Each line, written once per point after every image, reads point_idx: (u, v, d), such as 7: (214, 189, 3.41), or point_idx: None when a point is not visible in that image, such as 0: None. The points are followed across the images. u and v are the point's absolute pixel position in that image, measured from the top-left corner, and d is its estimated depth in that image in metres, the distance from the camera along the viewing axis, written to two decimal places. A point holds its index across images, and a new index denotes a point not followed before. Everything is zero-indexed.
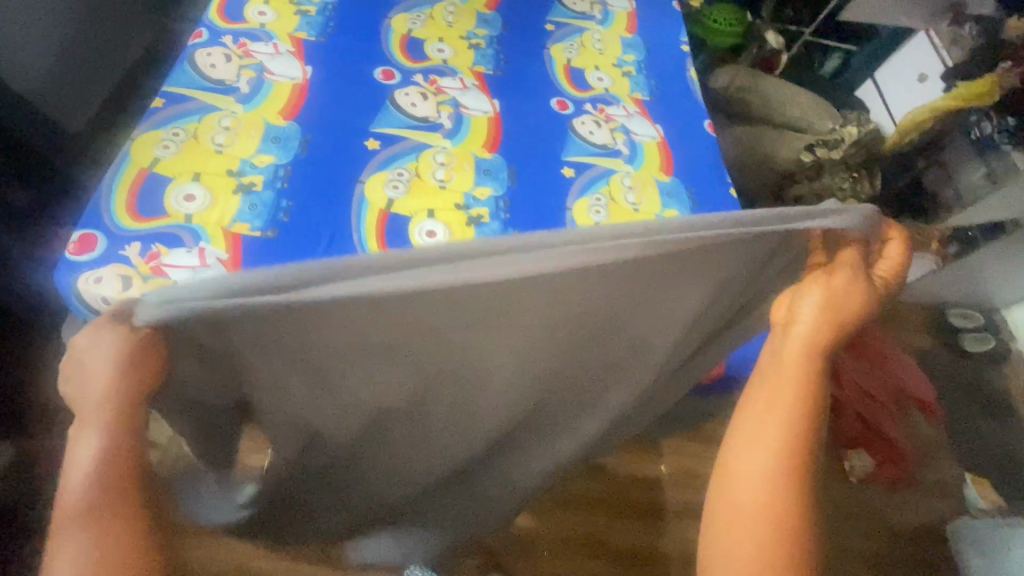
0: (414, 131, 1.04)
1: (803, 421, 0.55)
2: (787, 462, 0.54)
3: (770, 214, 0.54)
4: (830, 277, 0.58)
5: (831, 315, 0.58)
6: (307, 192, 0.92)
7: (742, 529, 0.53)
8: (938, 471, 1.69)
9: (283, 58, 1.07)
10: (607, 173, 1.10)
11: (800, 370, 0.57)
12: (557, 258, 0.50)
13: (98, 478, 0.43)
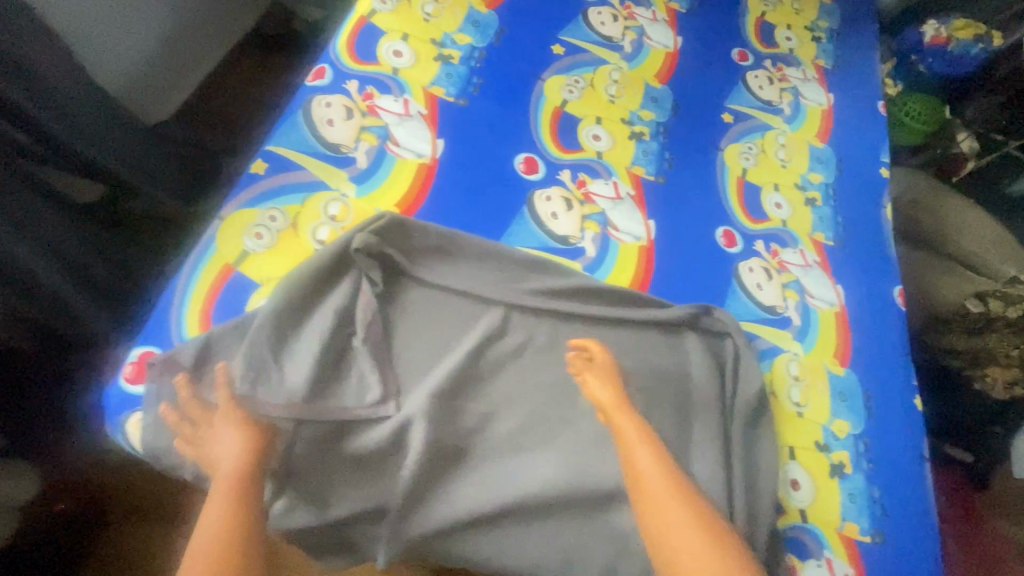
0: (550, 254, 0.83)
1: (656, 451, 0.64)
2: (673, 493, 0.60)
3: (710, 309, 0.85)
4: (590, 366, 0.74)
5: (608, 384, 0.72)
6: (453, 211, 0.83)
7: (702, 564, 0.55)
8: None
9: (412, 123, 0.88)
10: (771, 353, 0.87)
11: (637, 438, 0.66)
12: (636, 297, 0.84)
13: (228, 525, 0.52)
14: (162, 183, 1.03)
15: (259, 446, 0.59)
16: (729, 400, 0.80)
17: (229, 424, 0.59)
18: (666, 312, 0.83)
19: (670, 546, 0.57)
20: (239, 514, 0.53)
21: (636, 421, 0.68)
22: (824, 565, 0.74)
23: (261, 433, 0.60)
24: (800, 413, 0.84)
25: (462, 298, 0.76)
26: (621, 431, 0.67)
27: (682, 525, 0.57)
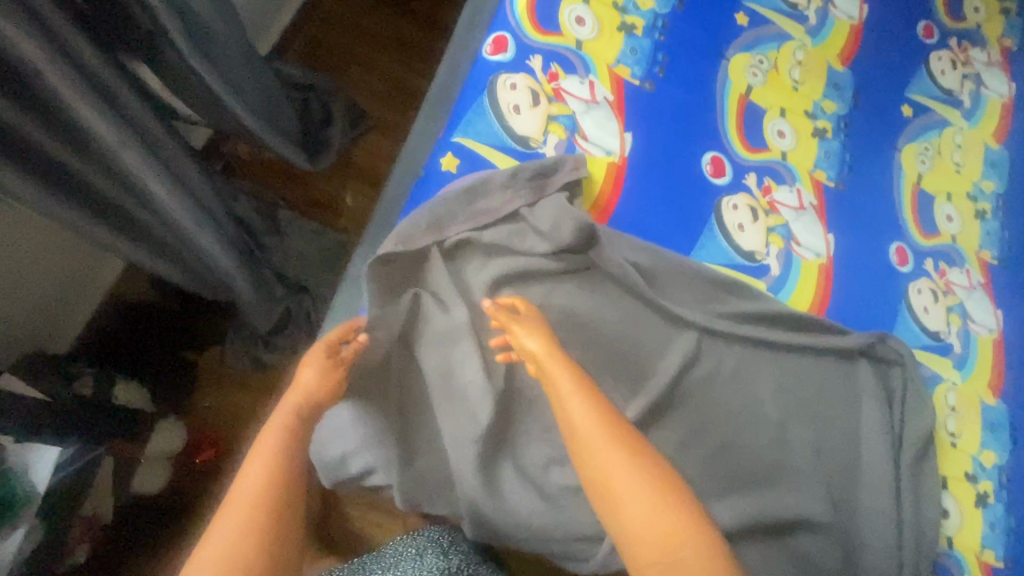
0: (736, 273, 0.80)
1: (592, 402, 0.56)
2: (611, 444, 0.53)
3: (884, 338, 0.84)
4: (511, 317, 0.64)
5: (535, 330, 0.62)
6: (643, 219, 0.78)
7: (635, 508, 0.50)
8: None
9: (599, 112, 0.79)
10: (932, 382, 0.87)
11: (565, 387, 0.57)
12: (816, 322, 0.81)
13: (271, 479, 0.50)
14: (284, 134, 0.94)
15: (326, 390, 0.59)
16: (899, 433, 0.80)
17: (311, 371, 0.59)
18: (844, 341, 0.81)
19: (608, 485, 0.52)
20: (288, 464, 0.52)
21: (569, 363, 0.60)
22: None
23: (324, 390, 0.59)
24: (953, 443, 0.86)
25: (659, 321, 0.74)
26: (551, 381, 0.59)
27: (626, 472, 0.52)
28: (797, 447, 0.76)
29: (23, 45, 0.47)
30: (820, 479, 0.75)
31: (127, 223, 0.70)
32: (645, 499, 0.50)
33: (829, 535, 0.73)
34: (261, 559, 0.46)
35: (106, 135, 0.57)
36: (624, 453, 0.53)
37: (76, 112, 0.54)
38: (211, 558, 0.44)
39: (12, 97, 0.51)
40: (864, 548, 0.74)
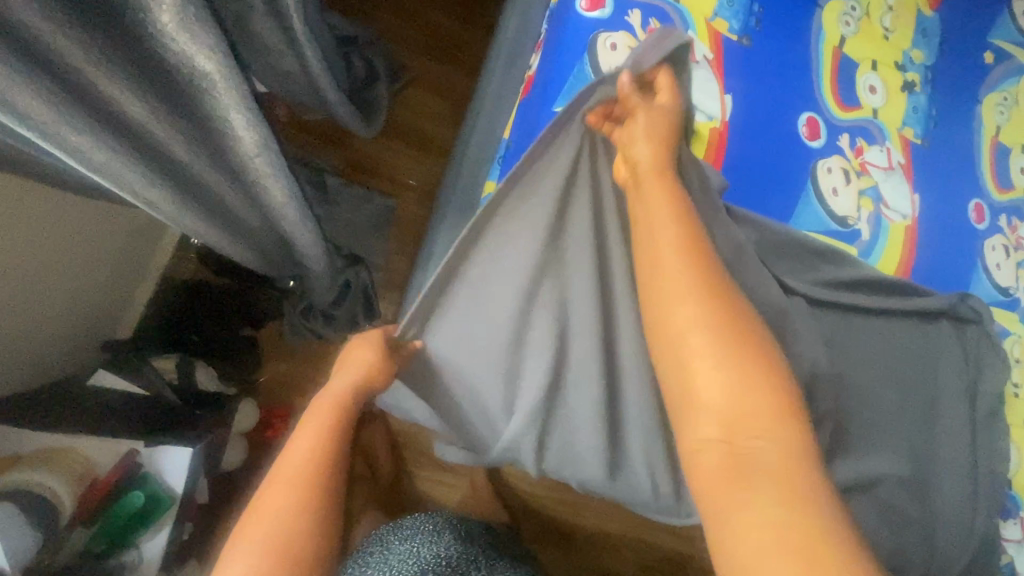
0: (830, 239, 0.79)
1: (692, 259, 0.50)
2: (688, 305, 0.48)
3: (963, 299, 0.85)
4: (622, 129, 0.60)
5: (653, 132, 0.59)
6: (743, 187, 0.76)
7: (701, 379, 0.44)
8: None
9: (699, 73, 0.75)
10: (1001, 336, 0.90)
11: (660, 212, 0.54)
12: (902, 287, 0.82)
13: (320, 458, 0.53)
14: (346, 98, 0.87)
15: (377, 378, 0.61)
16: (974, 387, 0.84)
17: (368, 350, 0.62)
18: (928, 304, 0.82)
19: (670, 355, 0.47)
20: (334, 452, 0.54)
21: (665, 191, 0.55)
22: (1018, 524, 0.86)
23: (374, 376, 0.61)
24: (1016, 393, 0.90)
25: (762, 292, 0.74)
26: (647, 203, 0.55)
27: (701, 332, 0.46)
28: (884, 407, 0.79)
29: (176, 28, 0.38)
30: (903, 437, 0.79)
31: (236, 226, 0.62)
32: (714, 372, 0.44)
33: (912, 487, 0.78)
34: (311, 538, 0.49)
35: (245, 135, 0.48)
36: (699, 316, 0.47)
37: (215, 102, 0.45)
38: (271, 522, 0.49)
39: (149, 96, 0.42)
40: (939, 496, 0.79)
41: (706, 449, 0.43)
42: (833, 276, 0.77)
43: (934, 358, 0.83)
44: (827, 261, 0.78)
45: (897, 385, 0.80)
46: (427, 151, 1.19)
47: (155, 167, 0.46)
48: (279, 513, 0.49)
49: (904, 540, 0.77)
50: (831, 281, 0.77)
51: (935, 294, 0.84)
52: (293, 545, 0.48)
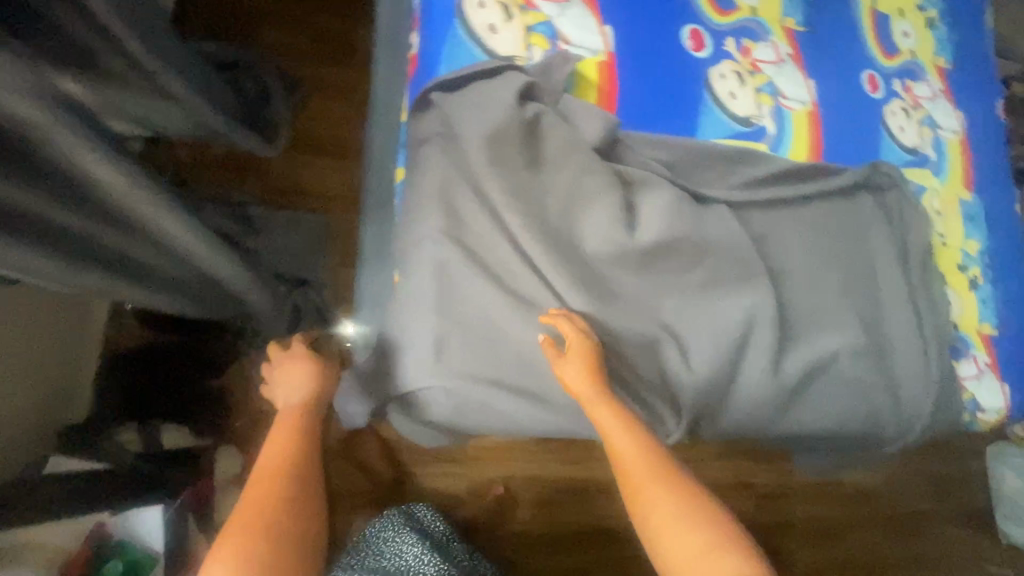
0: (739, 141, 0.81)
1: (643, 448, 0.59)
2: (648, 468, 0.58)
3: (875, 169, 0.89)
4: (561, 356, 0.62)
5: (580, 376, 0.61)
6: (643, 110, 0.77)
7: (681, 538, 0.54)
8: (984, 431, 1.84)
9: (574, 11, 0.75)
10: (919, 193, 0.94)
11: (616, 430, 0.60)
12: (817, 171, 0.85)
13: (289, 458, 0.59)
14: (238, 121, 0.84)
15: (319, 385, 0.68)
16: (903, 246, 0.88)
17: (298, 366, 0.68)
18: (844, 180, 0.86)
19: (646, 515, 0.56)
20: (302, 451, 0.60)
21: (613, 415, 0.60)
22: (972, 361, 0.92)
23: (316, 385, 0.68)
24: (944, 243, 0.95)
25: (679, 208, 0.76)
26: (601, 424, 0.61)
27: (676, 515, 0.55)
28: (828, 286, 0.82)
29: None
30: (852, 309, 0.82)
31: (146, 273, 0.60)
32: (688, 531, 0.54)
33: (867, 355, 0.81)
34: (287, 525, 0.53)
35: (108, 177, 0.46)
36: (674, 492, 0.56)
37: (71, 159, 0.43)
38: (248, 516, 0.53)
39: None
40: (894, 355, 0.84)
41: None
42: (747, 176, 0.80)
43: (860, 229, 0.87)
44: (739, 163, 0.80)
45: (834, 264, 0.83)
46: (342, 157, 1.17)
47: (17, 231, 0.43)
48: (262, 504, 0.54)
49: (874, 403, 0.81)
50: (747, 179, 0.80)
51: (847, 170, 0.87)
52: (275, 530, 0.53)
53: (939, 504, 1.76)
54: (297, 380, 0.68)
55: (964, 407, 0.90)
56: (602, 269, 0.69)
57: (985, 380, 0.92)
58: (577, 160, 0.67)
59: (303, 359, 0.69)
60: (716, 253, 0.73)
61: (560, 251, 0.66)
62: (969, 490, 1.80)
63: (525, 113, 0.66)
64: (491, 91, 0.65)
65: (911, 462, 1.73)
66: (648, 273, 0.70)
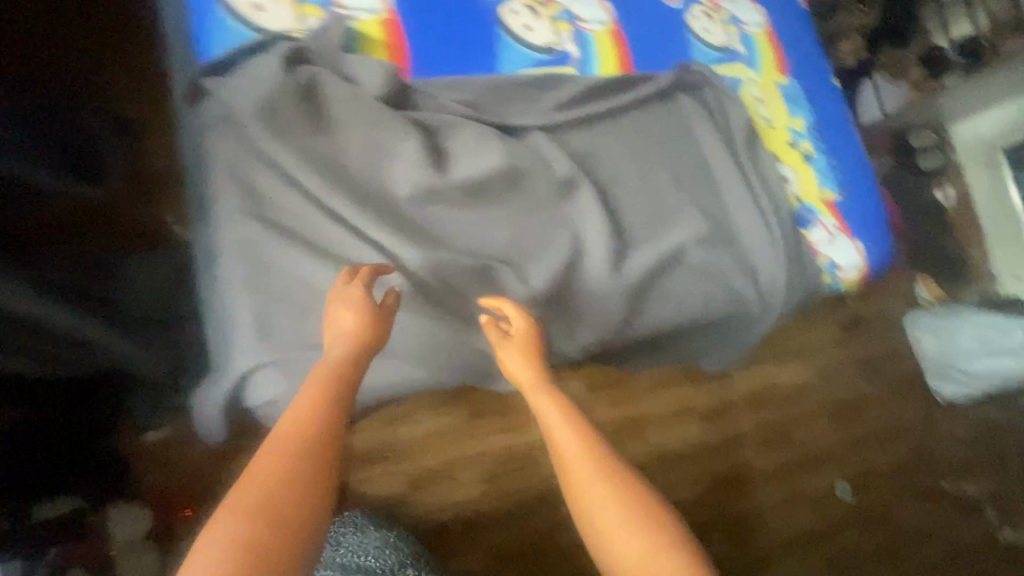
0: (543, 70, 0.84)
1: (578, 435, 0.59)
2: (586, 458, 0.58)
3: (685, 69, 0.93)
4: (505, 340, 0.66)
5: (520, 363, 0.64)
6: (438, 59, 0.78)
7: (617, 534, 0.54)
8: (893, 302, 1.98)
9: None
10: (737, 86, 0.99)
11: (555, 421, 0.61)
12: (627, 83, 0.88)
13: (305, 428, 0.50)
14: None
15: (364, 335, 0.58)
16: (728, 136, 0.92)
17: (349, 311, 0.59)
18: (655, 86, 0.89)
19: (582, 505, 0.57)
20: (323, 421, 0.51)
21: (556, 403, 0.62)
22: (820, 226, 0.97)
23: (366, 334, 0.58)
24: (770, 126, 1.00)
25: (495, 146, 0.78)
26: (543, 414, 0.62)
27: (609, 505, 0.55)
28: (662, 186, 0.85)
29: None
30: (690, 201, 0.86)
31: None
32: (623, 524, 0.54)
33: (713, 242, 0.85)
34: (296, 509, 0.45)
35: None
36: (605, 482, 0.56)
37: None
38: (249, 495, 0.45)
39: None
40: (742, 236, 0.88)
41: None
42: (555, 98, 0.82)
43: (683, 128, 0.90)
44: (545, 88, 0.82)
45: (663, 165, 0.87)
46: None
47: None
48: (263, 477, 0.46)
49: (733, 283, 0.85)
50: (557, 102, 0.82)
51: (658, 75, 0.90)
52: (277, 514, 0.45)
53: (872, 382, 1.86)
54: (341, 322, 0.59)
55: (821, 271, 0.95)
56: (421, 211, 0.70)
57: (836, 242, 0.97)
58: (365, 114, 0.68)
59: (355, 300, 0.60)
60: (534, 176, 0.76)
61: (372, 206, 0.67)
62: (895, 362, 1.92)
63: (297, 77, 0.66)
64: (260, 64, 0.65)
65: (839, 350, 1.83)
66: (469, 206, 0.72)
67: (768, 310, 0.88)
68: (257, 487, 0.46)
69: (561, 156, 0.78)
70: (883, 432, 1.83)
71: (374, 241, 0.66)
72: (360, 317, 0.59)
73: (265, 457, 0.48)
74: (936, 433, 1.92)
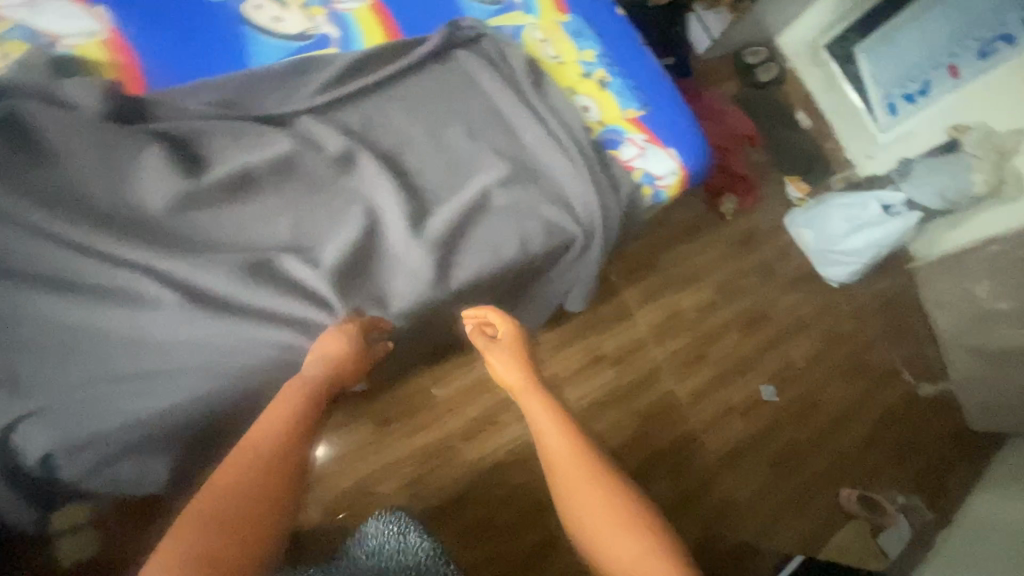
0: (301, 55, 0.84)
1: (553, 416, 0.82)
2: (557, 437, 0.79)
3: (455, 25, 0.93)
4: (494, 345, 0.93)
5: (511, 366, 0.90)
6: (175, 63, 0.84)
7: (585, 494, 0.71)
8: (767, 205, 2.10)
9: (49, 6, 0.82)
10: (518, 32, 1.02)
11: (538, 418, 0.83)
12: (394, 52, 0.88)
13: (274, 445, 0.63)
14: None
15: (336, 360, 0.72)
16: (513, 78, 0.94)
17: (336, 338, 0.73)
18: (428, 46, 0.90)
19: (561, 480, 0.74)
20: (290, 438, 0.64)
21: (539, 397, 0.85)
22: (629, 143, 1.00)
23: (341, 357, 0.72)
24: (560, 62, 1.03)
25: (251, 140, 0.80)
26: (528, 408, 0.85)
27: (575, 470, 0.74)
28: (454, 139, 0.86)
29: None
30: (486, 147, 0.87)
31: None
32: (588, 487, 0.71)
33: (515, 181, 0.86)
34: (251, 499, 0.57)
35: None
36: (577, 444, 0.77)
37: None
38: (213, 505, 0.56)
39: None
40: (546, 169, 0.90)
41: (610, 540, 0.65)
42: (317, 81, 0.82)
43: (465, 82, 0.91)
44: (303, 74, 0.82)
45: (451, 120, 0.87)
46: None
47: None
48: (239, 483, 0.58)
49: (548, 213, 0.86)
50: (319, 83, 0.81)
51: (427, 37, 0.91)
52: (243, 511, 0.56)
53: (770, 284, 1.96)
54: (324, 348, 0.72)
55: (639, 185, 0.99)
56: (189, 219, 0.75)
57: (648, 154, 1.00)
58: (114, 151, 0.74)
59: (341, 329, 0.73)
60: (306, 162, 0.77)
61: (142, 234, 0.73)
62: (786, 261, 2.03)
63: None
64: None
65: (731, 264, 1.91)
66: (237, 202, 0.76)
67: (594, 231, 0.90)
68: (242, 470, 0.60)
69: (328, 131, 0.79)
70: (791, 327, 1.93)
71: (151, 267, 0.72)
72: (340, 343, 0.72)
73: (249, 444, 0.63)
74: (840, 316, 2.04)
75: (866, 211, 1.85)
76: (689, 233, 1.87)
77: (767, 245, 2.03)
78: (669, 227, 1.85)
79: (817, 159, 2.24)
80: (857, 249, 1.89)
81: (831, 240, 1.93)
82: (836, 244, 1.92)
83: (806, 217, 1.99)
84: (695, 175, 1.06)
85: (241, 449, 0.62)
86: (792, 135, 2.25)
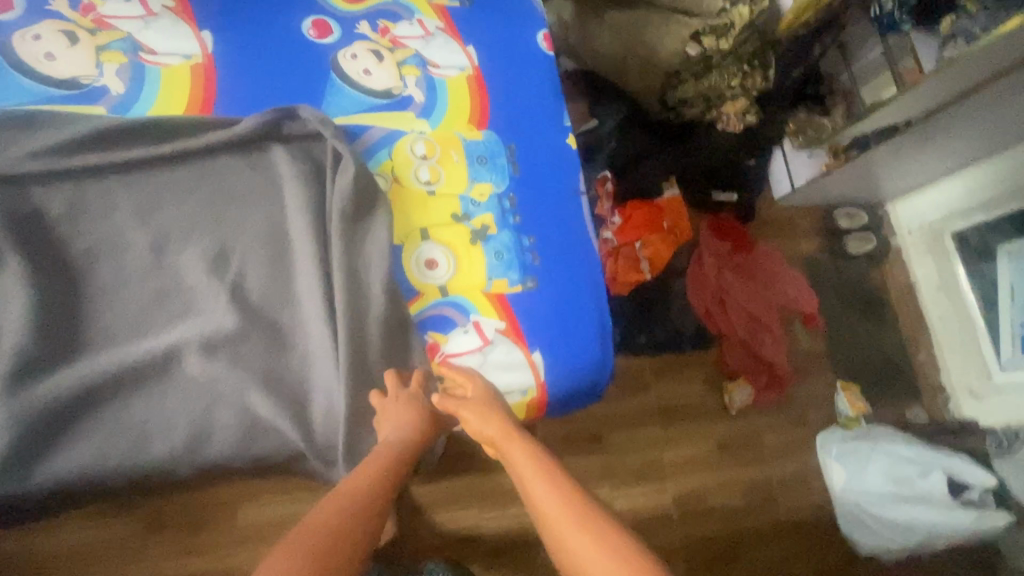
0: (57, 107, 0.65)
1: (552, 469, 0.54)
2: (547, 479, 0.53)
3: (276, 112, 0.68)
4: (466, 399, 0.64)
5: (488, 416, 0.61)
6: None
7: (561, 522, 0.48)
8: (807, 411, 1.46)
9: None
10: (390, 139, 0.77)
11: (521, 464, 0.56)
12: (167, 132, 0.65)
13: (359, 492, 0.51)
14: None
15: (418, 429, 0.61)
16: (327, 200, 0.67)
17: (397, 416, 0.61)
18: (226, 134, 0.66)
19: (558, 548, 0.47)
20: (375, 493, 0.52)
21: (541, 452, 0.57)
22: (467, 329, 0.71)
23: (415, 432, 0.61)
24: (430, 191, 0.76)
25: None
26: (514, 465, 0.57)
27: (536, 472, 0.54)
28: (187, 264, 0.63)
29: None
30: (228, 288, 0.62)
31: None
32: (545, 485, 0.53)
33: (230, 347, 0.61)
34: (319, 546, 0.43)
35: None
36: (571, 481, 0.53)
37: None
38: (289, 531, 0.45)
39: None
40: (295, 339, 0.63)
41: None
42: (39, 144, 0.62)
43: (252, 189, 0.67)
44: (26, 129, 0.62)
45: (195, 235, 0.64)
46: None
47: None
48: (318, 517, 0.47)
49: (262, 408, 0.60)
50: (32, 148, 0.61)
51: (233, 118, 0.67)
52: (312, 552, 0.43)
53: (762, 518, 1.40)
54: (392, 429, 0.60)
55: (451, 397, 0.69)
56: None
57: (493, 351, 0.71)
58: None
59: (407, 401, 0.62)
60: None
61: None
62: (805, 495, 1.43)
63: None
64: None
65: (711, 474, 1.40)
66: None
67: (329, 448, 0.63)
68: (332, 512, 0.47)
69: None
70: None
71: None
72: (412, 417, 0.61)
73: (342, 494, 0.51)
74: None
75: (925, 479, 1.21)
76: (664, 416, 1.41)
77: (779, 467, 1.43)
78: (640, 398, 1.40)
79: (889, 375, 1.46)
80: (901, 524, 1.21)
81: (863, 502, 1.25)
82: (865, 510, 1.24)
83: (837, 443, 1.31)
84: (558, 405, 0.75)
85: (326, 504, 0.49)
86: (868, 332, 1.48)
